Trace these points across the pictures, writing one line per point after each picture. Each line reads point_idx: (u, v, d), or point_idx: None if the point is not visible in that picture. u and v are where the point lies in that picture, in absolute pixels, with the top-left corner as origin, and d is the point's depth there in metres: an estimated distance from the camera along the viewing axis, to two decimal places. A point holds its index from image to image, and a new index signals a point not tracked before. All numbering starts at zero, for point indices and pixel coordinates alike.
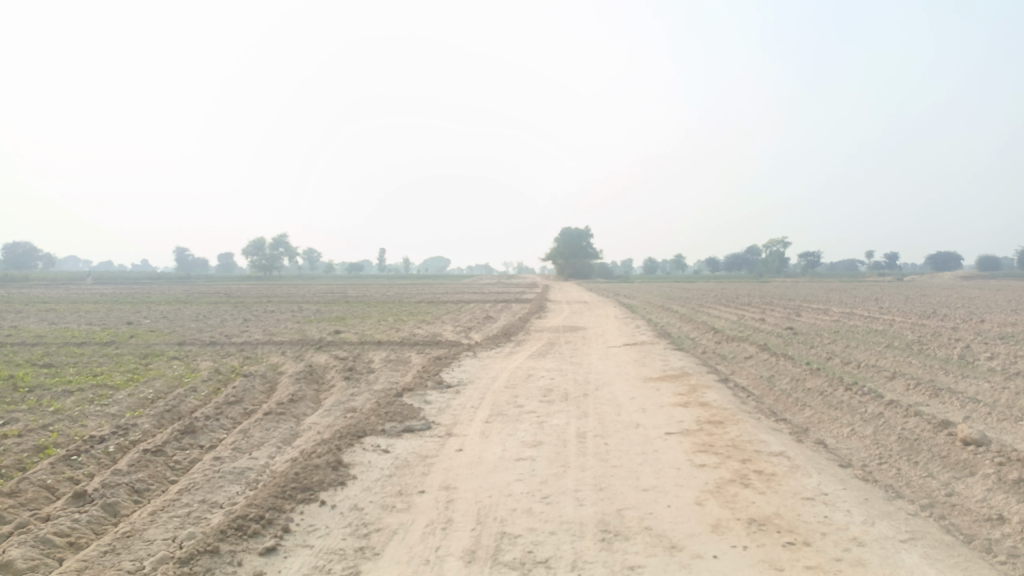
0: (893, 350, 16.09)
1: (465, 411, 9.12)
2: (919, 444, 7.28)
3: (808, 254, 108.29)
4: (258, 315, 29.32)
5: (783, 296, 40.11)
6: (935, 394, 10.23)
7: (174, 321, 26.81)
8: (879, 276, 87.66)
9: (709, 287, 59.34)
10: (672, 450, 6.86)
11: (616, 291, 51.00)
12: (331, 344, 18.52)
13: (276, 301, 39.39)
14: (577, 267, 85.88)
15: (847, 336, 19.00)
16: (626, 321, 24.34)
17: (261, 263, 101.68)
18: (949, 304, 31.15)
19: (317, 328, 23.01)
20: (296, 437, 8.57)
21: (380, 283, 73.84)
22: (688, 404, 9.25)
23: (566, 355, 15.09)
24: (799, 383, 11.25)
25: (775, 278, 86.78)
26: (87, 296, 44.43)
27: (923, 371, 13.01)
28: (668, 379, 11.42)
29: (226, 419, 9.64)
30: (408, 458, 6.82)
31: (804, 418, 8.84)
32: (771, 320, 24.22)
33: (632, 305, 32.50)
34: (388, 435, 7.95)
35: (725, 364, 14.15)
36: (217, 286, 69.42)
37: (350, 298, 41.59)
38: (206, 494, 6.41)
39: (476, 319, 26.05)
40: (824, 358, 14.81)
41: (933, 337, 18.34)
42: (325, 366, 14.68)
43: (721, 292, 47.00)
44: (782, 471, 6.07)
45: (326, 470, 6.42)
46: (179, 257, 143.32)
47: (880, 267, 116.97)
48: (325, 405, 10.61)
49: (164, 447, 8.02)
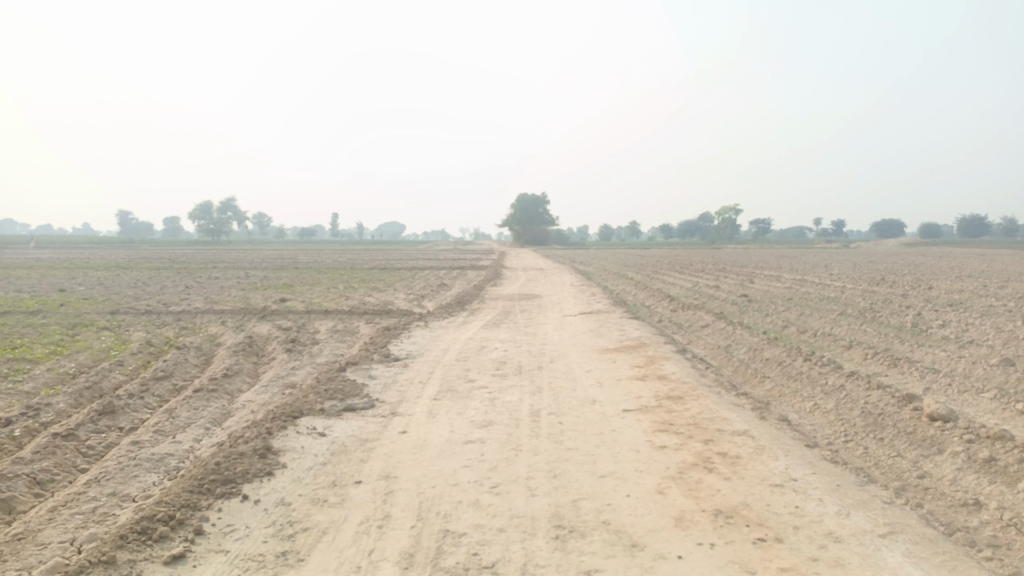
0: (846, 317, 16.03)
1: (412, 387, 8.56)
2: (883, 420, 6.99)
3: (760, 222, 109.87)
4: (201, 282, 28.06)
5: (735, 263, 40.20)
6: (893, 365, 10.03)
7: (110, 289, 25.44)
8: (826, 242, 89.49)
9: (664, 253, 59.75)
10: (630, 430, 6.42)
11: (573, 257, 50.92)
12: (275, 313, 17.68)
13: (222, 267, 37.99)
14: (533, 233, 85.38)
15: (802, 304, 18.97)
16: (582, 289, 23.92)
17: (209, 227, 98.60)
18: (897, 271, 31.50)
19: (262, 295, 22.03)
20: (227, 417, 7.90)
21: (333, 250, 72.44)
22: (646, 377, 8.85)
23: (521, 325, 14.61)
24: (758, 353, 10.96)
25: (727, 245, 87.89)
26: (20, 260, 42.43)
27: (878, 340, 12.89)
28: (625, 350, 11.03)
29: (152, 397, 8.92)
30: (346, 443, 6.24)
31: (765, 392, 8.52)
32: (725, 287, 24.09)
33: (587, 272, 32.21)
34: (327, 414, 7.36)
35: (681, 333, 13.85)
36: (160, 250, 67.23)
37: (300, 263, 40.46)
38: (117, 486, 5.74)
39: (429, 286, 25.27)
40: (780, 326, 14.65)
41: (884, 304, 18.39)
42: (267, 337, 13.90)
43: (677, 258, 47.23)
44: (747, 454, 5.67)
45: (252, 459, 5.79)
46: (122, 220, 138.34)
47: (828, 233, 119.56)
48: (262, 380, 9.92)
49: (77, 431, 7.27)
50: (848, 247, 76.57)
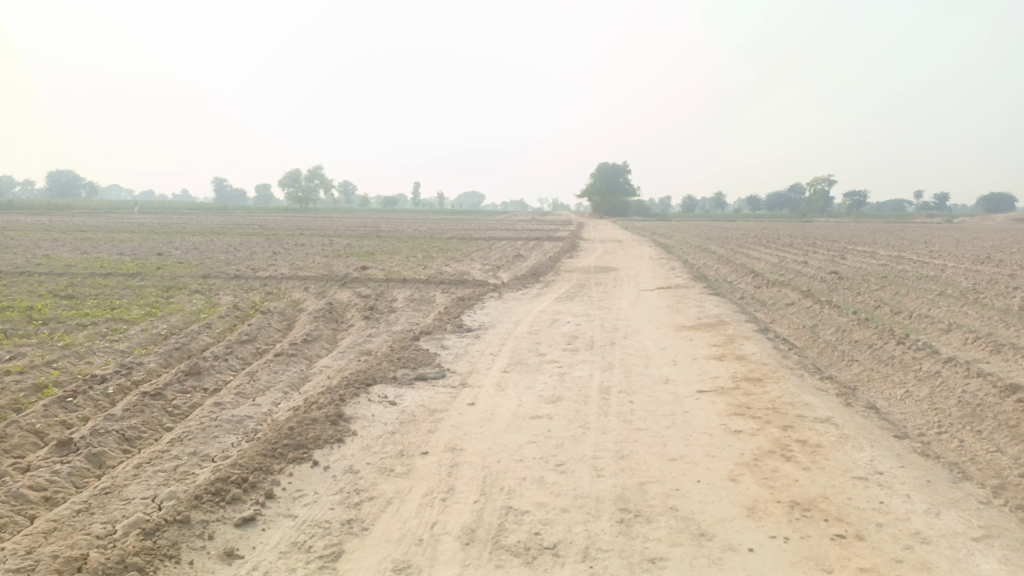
0: (945, 298, 15.07)
1: (483, 358, 8.56)
2: (982, 411, 6.50)
3: (854, 195, 104.80)
4: (288, 248, 29.00)
5: (826, 238, 38.46)
6: (996, 351, 9.34)
7: (204, 254, 26.64)
8: (925, 217, 84.58)
9: (749, 227, 57.79)
10: (703, 412, 6.20)
11: (653, 230, 49.92)
12: (356, 280, 18.07)
13: (308, 234, 39.19)
14: (613, 204, 84.17)
15: (896, 282, 17.97)
16: (661, 262, 23.41)
17: (298, 195, 101.82)
18: (1004, 249, 29.42)
19: (344, 263, 22.57)
20: (304, 381, 8.12)
21: (414, 219, 73.59)
22: (723, 356, 8.55)
23: (596, 298, 14.42)
24: (846, 335, 10.41)
25: (817, 218, 84.30)
26: (125, 225, 45.06)
27: (980, 323, 12.05)
28: (703, 327, 10.71)
29: (235, 359, 9.26)
30: (415, 413, 6.28)
31: (851, 376, 8.09)
32: (813, 264, 23.06)
33: (667, 245, 31.52)
34: (398, 383, 7.44)
35: (764, 311, 13.34)
36: (252, 217, 69.93)
37: (382, 232, 41.26)
38: (198, 446, 5.96)
39: (506, 257, 25.31)
40: (872, 306, 13.91)
41: (988, 285, 17.18)
42: (346, 304, 14.22)
43: (762, 232, 45.58)
44: (829, 443, 5.38)
45: (324, 425, 5.90)
46: (217, 187, 144.73)
47: (929, 207, 112.98)
48: (340, 346, 10.14)
49: (165, 390, 7.61)
50: (950, 222, 72.13)
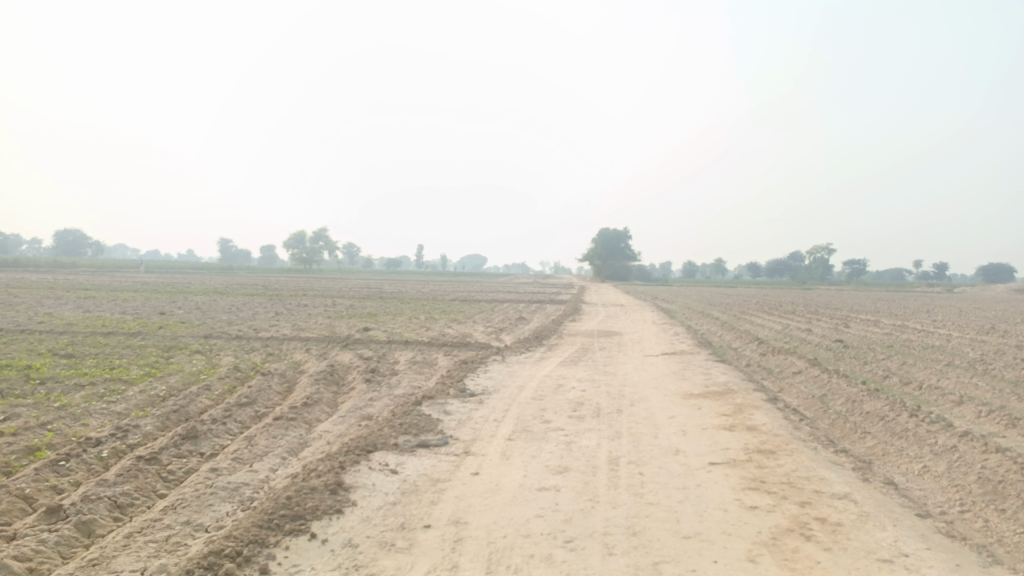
0: (954, 369, 14.87)
1: (487, 425, 8.35)
2: (1004, 488, 6.28)
3: (854, 263, 105.34)
4: (290, 309, 28.95)
5: (829, 305, 38.39)
6: (1012, 425, 9.11)
7: (206, 313, 26.57)
8: (925, 287, 84.75)
9: (751, 293, 57.82)
10: (717, 485, 5.99)
11: (655, 294, 49.92)
12: (357, 342, 17.91)
13: (311, 295, 39.26)
14: (615, 269, 84.50)
15: (903, 352, 17.78)
16: (665, 328, 23.28)
17: (302, 256, 102.57)
18: (1008, 320, 29.28)
19: (346, 324, 22.45)
20: (303, 447, 7.91)
21: (416, 281, 73.86)
22: (733, 426, 8.34)
23: (600, 363, 14.24)
24: (856, 405, 10.20)
25: (819, 286, 84.48)
26: (127, 283, 45.15)
27: (992, 395, 11.83)
28: (711, 396, 10.51)
29: (233, 423, 9.05)
30: (417, 483, 6.07)
31: (866, 449, 7.87)
32: (818, 331, 22.90)
33: (670, 310, 31.44)
34: (400, 450, 7.23)
35: (771, 380, 13.13)
36: (255, 276, 70.22)
37: (384, 293, 41.29)
38: (191, 515, 5.74)
39: (509, 320, 25.21)
40: (880, 376, 13.70)
41: (996, 356, 16.99)
42: (347, 366, 14.04)
43: (764, 299, 45.54)
44: (849, 521, 5.16)
45: (322, 494, 5.69)
46: (222, 247, 145.91)
47: (929, 276, 113.40)
48: (340, 410, 9.94)
49: (160, 454, 7.41)
50: (951, 291, 72.22)
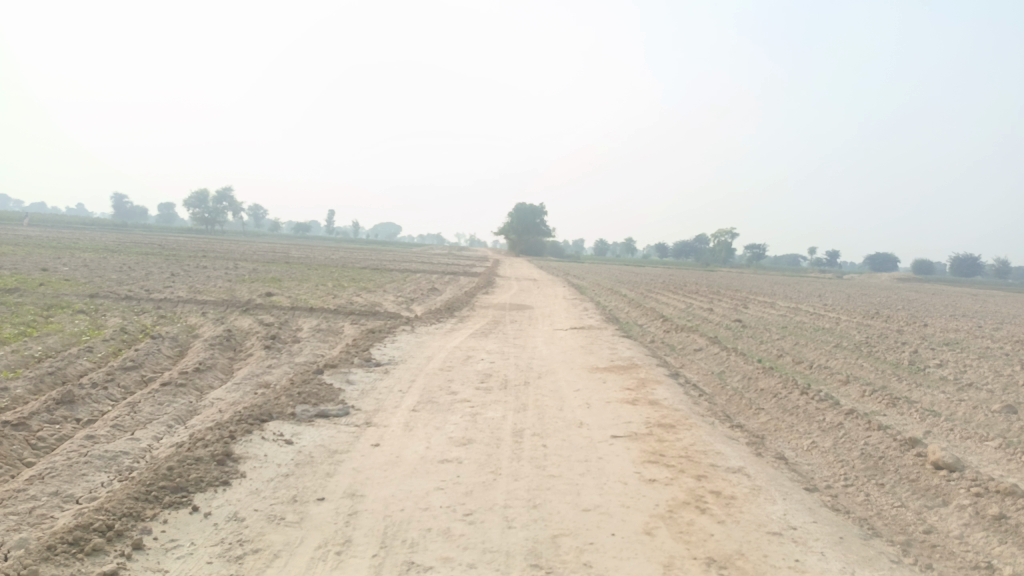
0: (842, 350, 15.68)
1: (390, 395, 8.13)
2: (884, 464, 6.61)
3: (755, 248, 110.08)
4: (187, 271, 27.50)
5: (730, 287, 39.88)
6: (892, 404, 9.65)
7: (95, 271, 24.91)
8: (818, 273, 89.64)
9: (658, 272, 59.44)
10: (618, 458, 6.02)
11: (567, 270, 50.35)
12: (259, 307, 17.20)
13: (212, 256, 37.51)
14: (529, 244, 84.98)
15: (796, 333, 18.63)
16: (574, 302, 23.55)
17: (204, 216, 98.00)
18: (890, 306, 31.28)
19: (248, 288, 21.53)
20: (192, 415, 7.46)
21: (326, 247, 71.99)
22: (636, 400, 8.44)
23: (510, 336, 14.20)
24: (752, 383, 10.55)
25: (721, 268, 87.86)
26: (7, 236, 41.88)
27: (875, 376, 12.53)
28: (616, 370, 10.64)
29: (117, 388, 8.46)
30: (313, 454, 5.81)
31: (760, 425, 8.13)
32: (719, 311, 23.72)
33: (580, 286, 31.81)
34: (297, 420, 6.92)
35: (673, 356, 13.45)
36: (151, 235, 66.57)
37: (291, 258, 39.96)
38: (61, 485, 5.28)
39: (419, 289, 24.88)
40: (775, 355, 14.29)
41: (879, 339, 18.06)
42: (246, 332, 13.43)
43: (670, 278, 46.83)
44: (743, 494, 5.28)
45: (208, 465, 5.35)
46: (117, 202, 137.84)
47: (821, 263, 120.04)
48: (236, 377, 9.47)
49: (29, 420, 6.79)
50: (840, 278, 76.58)
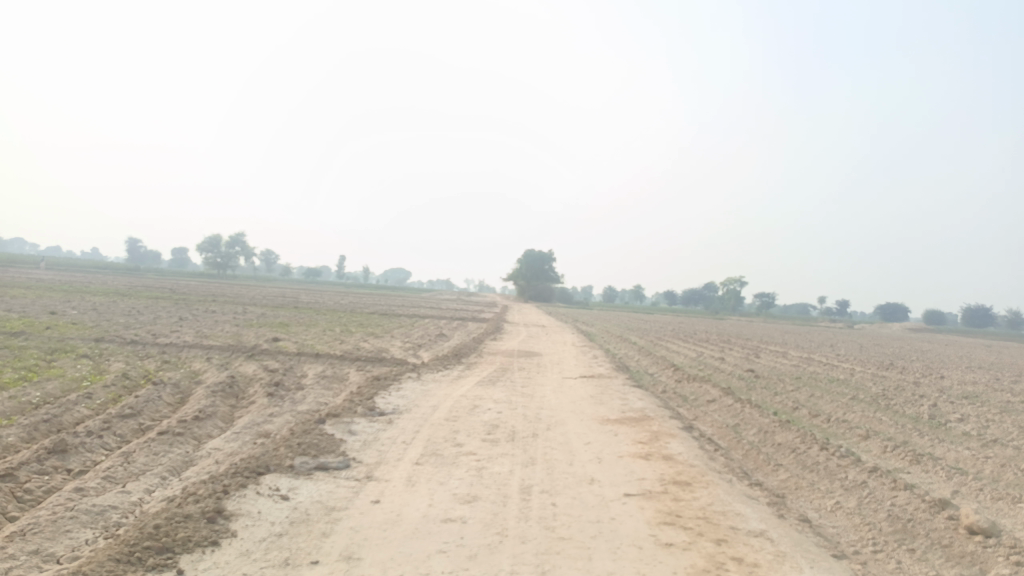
0: (859, 403, 15.23)
1: (393, 447, 7.83)
2: (913, 527, 6.24)
3: (764, 296, 109.59)
4: (196, 315, 27.40)
5: (742, 335, 39.40)
6: (916, 461, 9.25)
7: (103, 315, 24.84)
8: (829, 321, 88.88)
9: (668, 320, 59.00)
10: (631, 519, 5.69)
11: (577, 316, 49.98)
12: (264, 353, 16.97)
13: (221, 301, 37.55)
14: (538, 289, 84.87)
15: (811, 384, 18.18)
16: (583, 350, 23.22)
17: (216, 261, 98.54)
18: (906, 356, 30.75)
19: (255, 333, 21.35)
20: (187, 467, 7.19)
21: (335, 291, 72.18)
22: (650, 455, 8.10)
23: (518, 384, 13.88)
24: (768, 437, 10.16)
25: (730, 316, 87.31)
26: (21, 279, 42.22)
27: (895, 431, 12.09)
28: (628, 422, 10.29)
29: (112, 436, 8.20)
30: (309, 511, 5.51)
31: (779, 483, 7.76)
32: (730, 360, 23.32)
33: (589, 333, 31.47)
34: (295, 473, 6.63)
35: (686, 407, 13.06)
36: (162, 279, 66.88)
37: (299, 303, 39.88)
38: (42, 543, 5.01)
39: (428, 336, 24.64)
40: (791, 407, 13.87)
41: (897, 391, 17.58)
42: (250, 378, 13.16)
43: (680, 326, 46.44)
44: (766, 562, 4.94)
45: (198, 524, 5.06)
46: (131, 247, 139.69)
47: (832, 312, 119.30)
48: (236, 425, 9.19)
49: (17, 471, 6.54)
50: (852, 328, 75.80)
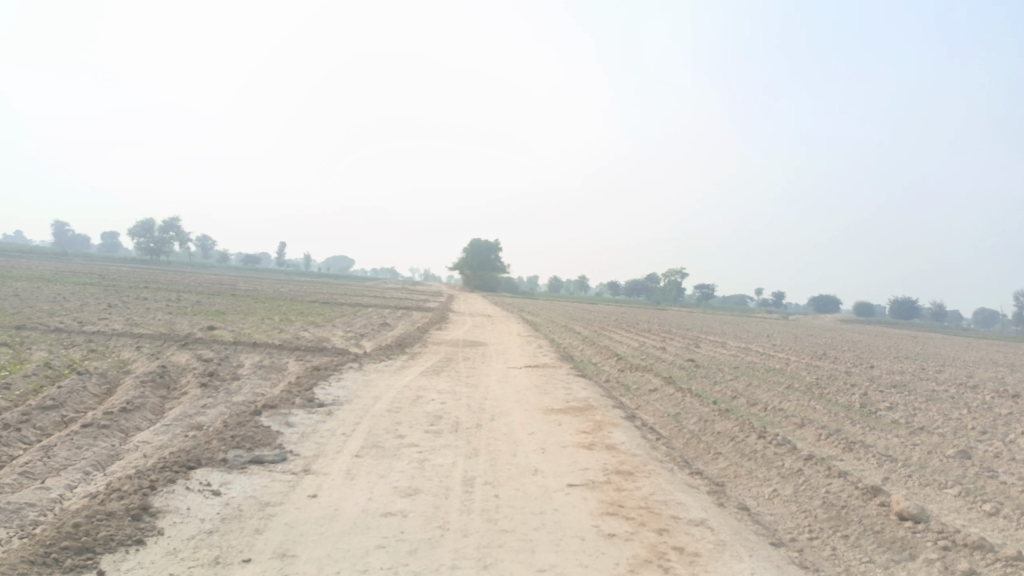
0: (794, 392, 15.63)
1: (333, 439, 7.62)
2: (847, 514, 6.39)
3: (704, 288, 111.98)
4: (126, 302, 26.34)
5: (683, 326, 40.11)
6: (849, 448, 9.51)
7: (25, 301, 23.63)
8: (765, 313, 91.37)
9: (611, 310, 59.68)
10: (574, 510, 5.66)
11: (521, 306, 50.09)
12: (198, 342, 16.39)
13: (154, 287, 36.23)
14: (483, 279, 84.77)
15: (749, 374, 18.58)
16: (528, 339, 23.24)
17: (149, 246, 95.13)
18: (837, 347, 31.78)
19: (189, 322, 20.63)
20: (112, 461, 6.85)
21: (275, 279, 70.67)
22: (593, 445, 8.10)
23: (462, 374, 13.74)
24: (708, 426, 10.31)
25: (671, 307, 88.88)
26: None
27: (829, 419, 12.42)
28: (572, 412, 10.29)
29: (31, 429, 7.75)
30: (242, 507, 5.29)
31: (719, 472, 7.86)
32: (671, 350, 23.67)
33: (534, 323, 31.56)
34: (228, 467, 6.38)
35: (628, 397, 13.16)
36: (91, 264, 64.21)
37: (237, 290, 38.82)
38: None
39: (370, 325, 24.27)
40: (730, 396, 14.13)
41: (829, 381, 18.12)
42: (183, 368, 12.68)
43: (622, 316, 47.02)
44: (707, 552, 4.97)
45: (121, 522, 4.79)
46: (58, 231, 133.92)
47: (768, 304, 122.78)
48: (166, 417, 8.81)
49: None
50: (787, 319, 78.13)
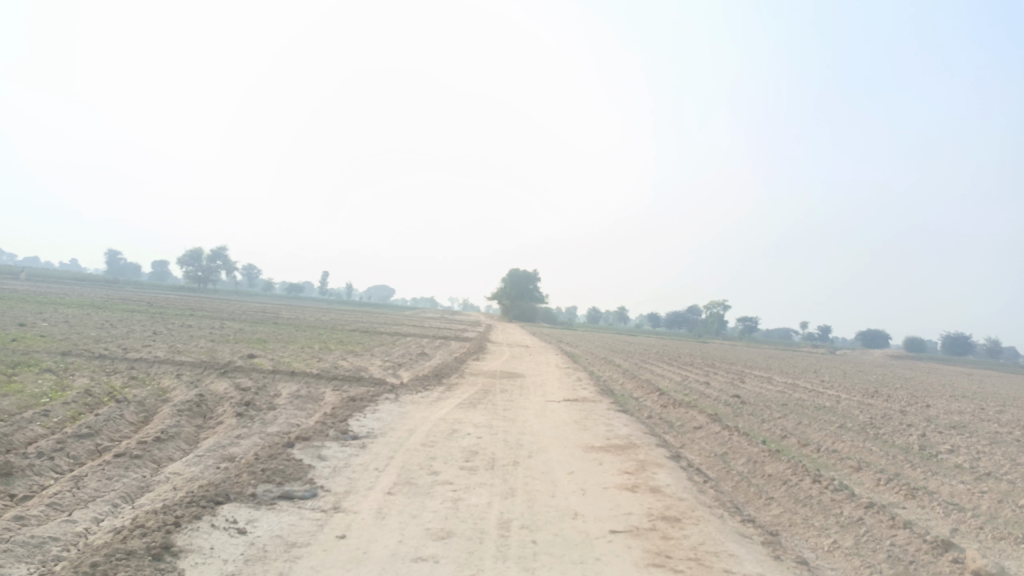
0: (847, 432, 14.88)
1: (365, 475, 7.35)
2: (917, 571, 5.86)
3: (747, 321, 109.93)
4: (171, 329, 26.70)
5: (726, 359, 39.18)
6: (911, 495, 8.89)
7: (74, 328, 24.09)
8: (810, 347, 89.15)
9: (651, 342, 58.79)
10: (617, 559, 5.28)
11: (559, 336, 49.69)
12: (238, 370, 16.38)
13: (200, 315, 36.83)
14: (522, 308, 84.62)
15: (798, 411, 17.86)
16: (568, 371, 22.83)
17: (197, 274, 97.29)
18: (890, 384, 30.57)
19: (230, 349, 20.73)
20: (141, 493, 6.68)
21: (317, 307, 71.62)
22: (636, 487, 7.68)
23: (499, 408, 13.40)
24: (758, 467, 9.78)
25: (713, 339, 87.37)
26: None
27: (887, 462, 11.73)
28: (613, 450, 9.87)
29: (64, 458, 7.65)
30: (267, 547, 5.05)
31: (772, 519, 7.36)
32: (716, 385, 22.96)
33: (574, 354, 31.13)
34: (255, 503, 6.15)
35: (672, 435, 12.64)
36: (141, 292, 65.83)
37: (280, 319, 39.19)
38: None
39: (409, 355, 24.12)
40: (779, 436, 13.50)
41: (884, 420, 17.27)
42: (219, 397, 12.59)
43: (663, 348, 46.21)
44: None
45: (140, 562, 4.57)
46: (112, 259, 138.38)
47: (813, 338, 119.97)
48: (199, 448, 8.67)
49: None
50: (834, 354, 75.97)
